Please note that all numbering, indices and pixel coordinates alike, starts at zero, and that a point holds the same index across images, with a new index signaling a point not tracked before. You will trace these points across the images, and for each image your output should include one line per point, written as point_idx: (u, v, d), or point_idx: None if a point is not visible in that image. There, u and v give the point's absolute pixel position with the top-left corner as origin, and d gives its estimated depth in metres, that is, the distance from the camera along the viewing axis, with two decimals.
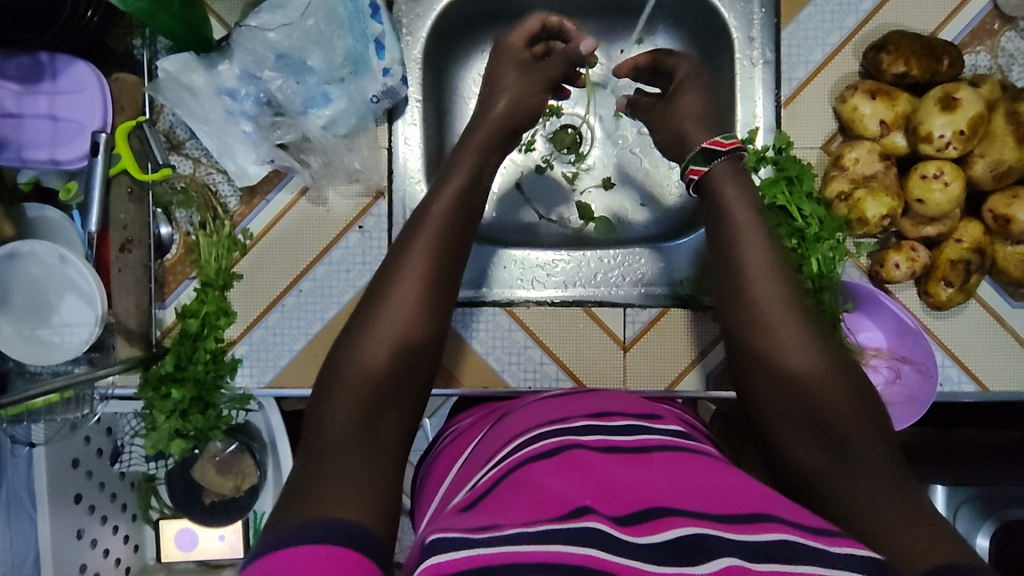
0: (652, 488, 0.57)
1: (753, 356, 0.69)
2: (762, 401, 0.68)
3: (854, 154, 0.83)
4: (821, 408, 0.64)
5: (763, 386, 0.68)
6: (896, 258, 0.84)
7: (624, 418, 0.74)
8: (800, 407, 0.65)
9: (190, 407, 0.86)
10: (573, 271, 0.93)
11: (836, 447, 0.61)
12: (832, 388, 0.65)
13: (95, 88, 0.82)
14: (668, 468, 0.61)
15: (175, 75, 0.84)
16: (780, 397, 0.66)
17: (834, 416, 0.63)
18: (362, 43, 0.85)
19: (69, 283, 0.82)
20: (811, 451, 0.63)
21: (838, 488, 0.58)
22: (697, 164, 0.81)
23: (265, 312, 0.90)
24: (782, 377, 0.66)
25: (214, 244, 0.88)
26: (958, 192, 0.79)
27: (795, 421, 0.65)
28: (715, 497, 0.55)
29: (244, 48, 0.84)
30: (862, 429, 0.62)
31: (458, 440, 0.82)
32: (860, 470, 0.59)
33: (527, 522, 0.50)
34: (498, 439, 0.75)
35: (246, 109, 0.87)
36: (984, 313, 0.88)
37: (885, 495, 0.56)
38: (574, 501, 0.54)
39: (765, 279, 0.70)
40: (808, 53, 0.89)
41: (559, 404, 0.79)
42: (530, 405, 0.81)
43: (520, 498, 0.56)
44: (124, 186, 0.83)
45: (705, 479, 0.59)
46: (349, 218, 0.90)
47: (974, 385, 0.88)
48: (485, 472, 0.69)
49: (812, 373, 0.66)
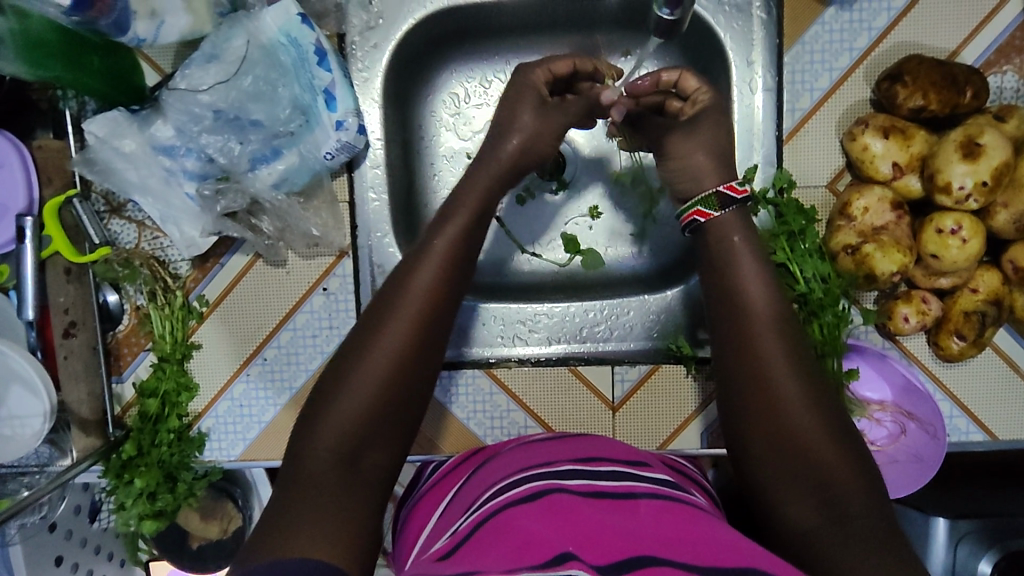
0: (641, 535, 0.53)
1: (749, 413, 0.61)
2: (759, 462, 0.59)
3: (863, 202, 0.75)
4: (821, 472, 0.56)
5: (754, 441, 0.60)
6: (905, 310, 0.77)
7: (612, 459, 0.68)
8: (795, 462, 0.57)
9: (157, 488, 0.81)
10: (556, 327, 0.86)
11: (829, 505, 0.54)
12: (836, 459, 0.56)
13: (16, 162, 0.74)
14: (658, 515, 0.57)
15: (106, 140, 0.75)
16: (777, 457, 0.58)
17: (834, 476, 0.55)
18: (310, 94, 0.76)
19: (14, 373, 0.75)
20: (808, 511, 0.55)
21: (835, 543, 0.52)
22: (706, 207, 0.69)
23: (230, 382, 0.85)
24: (780, 436, 0.58)
25: (167, 316, 0.81)
26: (976, 249, 0.72)
27: (792, 471, 0.57)
28: (706, 548, 0.52)
29: (176, 109, 0.74)
30: (862, 487, 0.55)
31: (439, 483, 0.76)
32: (853, 533, 0.52)
33: (508, 569, 0.48)
34: (482, 481, 0.69)
35: (187, 167, 0.77)
36: (999, 360, 0.82)
37: (869, 553, 0.50)
38: (558, 545, 0.51)
39: (765, 304, 0.64)
40: (814, 79, 0.79)
41: (549, 446, 0.72)
42: (515, 449, 0.74)
43: (504, 542, 0.53)
44: (60, 268, 0.76)
45: (693, 530, 0.55)
46: (312, 279, 0.83)
47: (983, 434, 0.84)
48: (465, 518, 0.62)
49: (815, 431, 0.58)
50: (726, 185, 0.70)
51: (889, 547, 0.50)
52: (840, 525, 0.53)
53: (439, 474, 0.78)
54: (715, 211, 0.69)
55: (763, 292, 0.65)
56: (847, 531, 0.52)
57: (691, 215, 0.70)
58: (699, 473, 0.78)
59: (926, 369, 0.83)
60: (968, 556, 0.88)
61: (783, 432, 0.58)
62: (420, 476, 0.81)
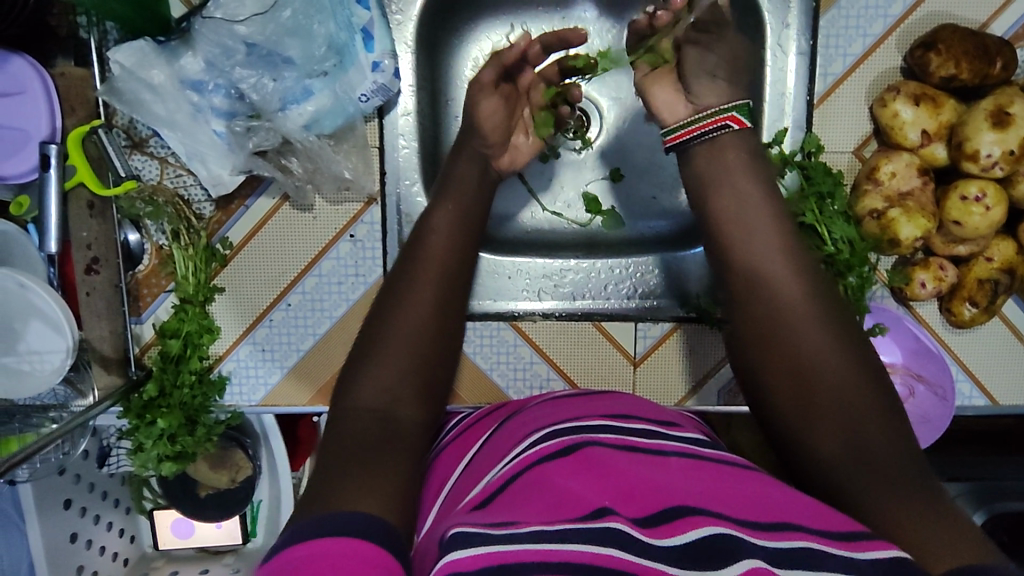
0: (674, 487, 0.50)
1: (764, 348, 0.60)
2: (772, 396, 0.58)
3: (891, 167, 0.76)
4: (839, 398, 0.55)
5: (765, 373, 0.59)
6: (923, 276, 0.80)
7: (639, 417, 0.64)
8: (805, 390, 0.56)
9: (178, 430, 0.81)
10: (583, 282, 0.87)
11: (853, 444, 0.53)
12: (851, 381, 0.55)
13: (39, 89, 0.71)
14: (690, 470, 0.53)
15: (132, 70, 0.73)
16: (789, 389, 0.57)
17: (852, 401, 0.55)
18: (347, 32, 0.74)
19: (34, 308, 0.73)
20: (830, 437, 0.54)
21: (870, 488, 0.50)
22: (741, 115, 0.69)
23: (251, 327, 0.84)
24: (794, 366, 0.57)
25: (190, 257, 0.80)
26: (998, 217, 0.74)
27: (807, 400, 0.56)
28: (740, 499, 0.49)
29: (209, 40, 0.72)
30: (883, 424, 0.54)
31: (461, 432, 0.71)
32: (883, 475, 0.51)
33: (547, 522, 0.45)
34: (511, 433, 0.63)
35: (215, 104, 0.75)
36: (1005, 330, 0.86)
37: (895, 488, 0.50)
38: (593, 501, 0.48)
39: (778, 261, 0.62)
40: (847, 45, 0.80)
41: (571, 402, 0.68)
42: (538, 404, 0.69)
43: (536, 494, 0.49)
44: (83, 201, 0.74)
45: (728, 483, 0.52)
46: (339, 226, 0.82)
47: (984, 399, 0.87)
48: (497, 467, 0.58)
49: (826, 359, 0.57)
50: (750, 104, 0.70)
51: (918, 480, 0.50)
52: (861, 458, 0.52)
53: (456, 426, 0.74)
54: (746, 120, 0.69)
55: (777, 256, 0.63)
56: (871, 465, 0.51)
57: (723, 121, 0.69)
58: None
59: (936, 335, 0.86)
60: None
61: (791, 363, 0.58)
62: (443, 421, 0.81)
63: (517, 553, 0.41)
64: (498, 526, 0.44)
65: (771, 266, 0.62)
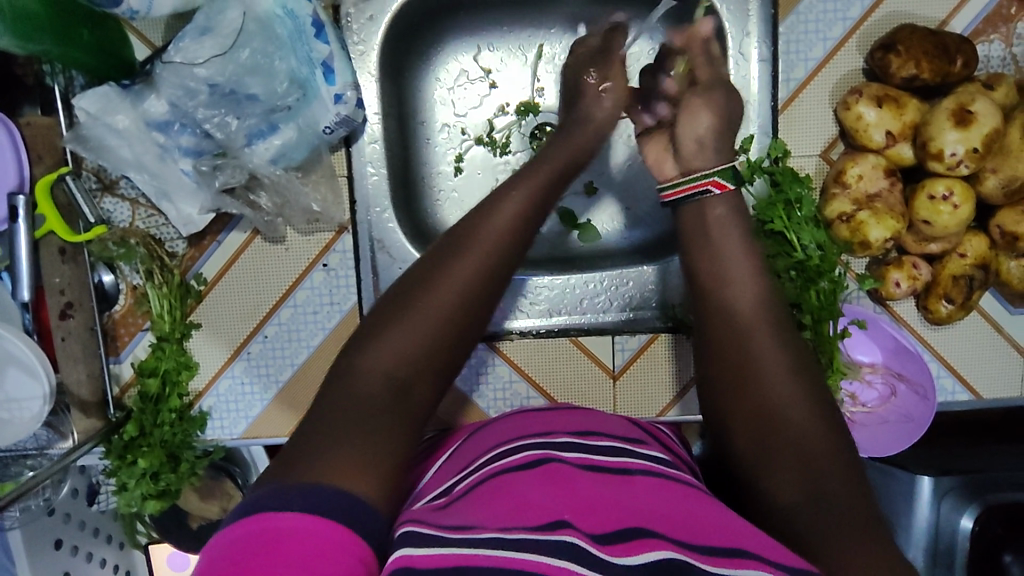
0: (636, 508, 0.50)
1: (734, 388, 0.59)
2: (739, 439, 0.57)
3: (857, 170, 0.76)
4: (800, 444, 0.53)
5: (732, 416, 0.58)
6: (896, 276, 0.80)
7: (608, 434, 0.63)
8: (767, 435, 0.55)
9: (161, 468, 0.81)
10: (559, 297, 0.86)
11: (811, 482, 0.51)
12: (812, 433, 0.54)
13: (5, 140, 0.71)
14: (654, 492, 0.53)
15: (97, 116, 0.73)
16: (754, 431, 0.56)
17: (811, 452, 0.53)
18: (308, 67, 0.74)
19: (9, 357, 0.74)
20: (789, 486, 0.52)
21: (824, 525, 0.48)
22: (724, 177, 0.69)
23: (230, 360, 0.84)
24: (760, 408, 0.57)
25: (165, 295, 0.80)
26: (967, 214, 0.74)
27: (767, 445, 0.55)
28: (700, 524, 0.49)
29: (170, 83, 0.72)
30: (846, 475, 0.51)
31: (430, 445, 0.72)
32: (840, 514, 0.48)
33: (506, 527, 0.44)
34: (479, 446, 0.64)
35: (182, 143, 0.76)
36: (984, 324, 0.85)
37: (854, 530, 0.47)
38: (555, 512, 0.47)
39: (751, 301, 0.63)
40: (808, 49, 0.80)
41: (545, 416, 0.68)
42: (509, 418, 0.68)
43: (498, 502, 0.49)
44: (54, 248, 0.74)
45: (688, 508, 0.52)
46: (311, 256, 0.82)
47: (968, 394, 0.87)
48: (462, 478, 0.58)
49: (792, 404, 0.56)
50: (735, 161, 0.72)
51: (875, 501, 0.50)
52: (820, 503, 0.49)
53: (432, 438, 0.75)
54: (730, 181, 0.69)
55: (746, 275, 0.65)
56: (829, 505, 0.49)
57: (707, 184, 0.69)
58: (675, 441, 0.77)
59: (915, 333, 0.86)
60: (951, 512, 0.91)
61: (756, 407, 0.57)
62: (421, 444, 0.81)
63: (465, 558, 0.40)
64: (456, 529, 0.43)
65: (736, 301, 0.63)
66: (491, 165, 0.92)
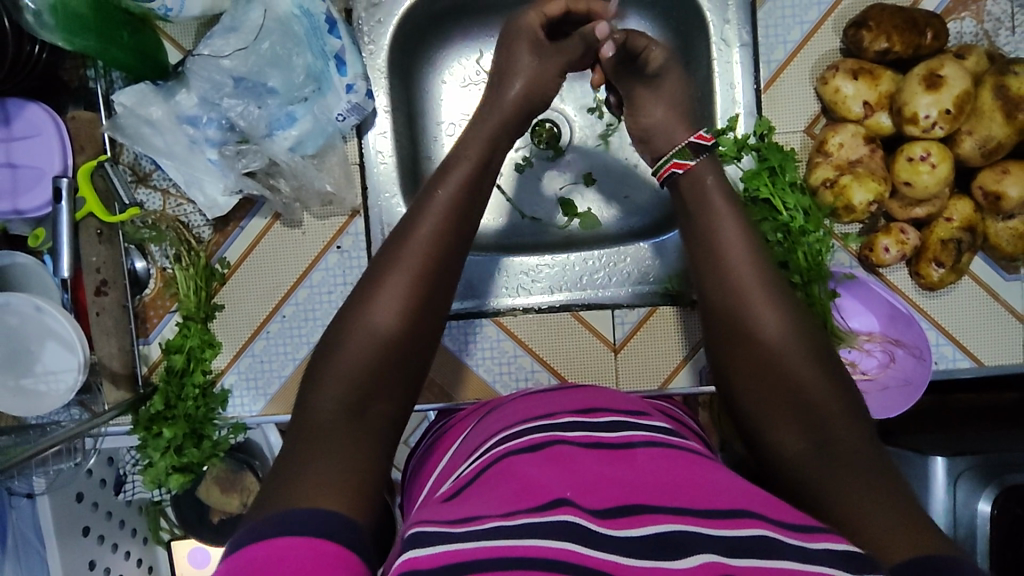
0: (636, 482, 0.50)
1: (734, 345, 0.63)
2: (746, 394, 0.61)
3: (838, 139, 0.80)
4: (804, 400, 0.58)
5: (738, 372, 0.62)
6: (885, 242, 0.82)
7: (612, 409, 0.64)
8: (777, 393, 0.59)
9: (184, 442, 0.86)
10: (558, 275, 0.90)
11: (816, 433, 0.56)
12: (817, 388, 0.58)
13: (52, 131, 0.79)
14: (657, 462, 0.54)
15: (133, 109, 0.81)
16: (761, 387, 0.60)
17: (815, 403, 0.57)
18: (323, 60, 0.81)
19: (48, 331, 0.80)
20: (795, 438, 0.56)
21: (826, 476, 0.52)
22: (682, 157, 0.74)
23: (251, 339, 0.89)
24: (764, 363, 0.60)
25: (191, 277, 0.86)
26: (946, 173, 0.77)
27: (773, 400, 0.59)
28: (700, 488, 0.49)
29: (200, 77, 0.80)
30: (847, 418, 0.56)
31: (445, 435, 0.76)
32: (843, 468, 0.52)
33: (507, 514, 0.46)
34: (489, 429, 0.66)
35: (209, 136, 0.83)
36: (978, 289, 0.86)
37: (858, 479, 0.51)
38: (555, 491, 0.49)
39: (749, 268, 0.65)
40: (786, 33, 0.85)
41: (553, 397, 0.69)
42: (516, 402, 0.70)
43: (502, 487, 0.50)
44: (93, 229, 0.81)
45: (692, 475, 0.52)
46: (326, 239, 0.88)
47: (970, 361, 0.87)
48: (470, 463, 0.60)
49: (796, 361, 0.60)
50: (696, 135, 0.76)
51: (874, 442, 0.56)
52: (824, 454, 0.54)
53: (449, 426, 0.79)
54: (689, 159, 0.74)
55: (744, 258, 0.66)
56: (836, 456, 0.53)
57: (669, 168, 0.75)
58: (686, 415, 0.78)
59: (910, 301, 0.87)
60: (968, 496, 0.80)
61: (764, 364, 0.61)
62: (437, 419, 0.84)
63: (469, 551, 0.42)
64: (460, 522, 0.45)
65: (731, 269, 0.66)
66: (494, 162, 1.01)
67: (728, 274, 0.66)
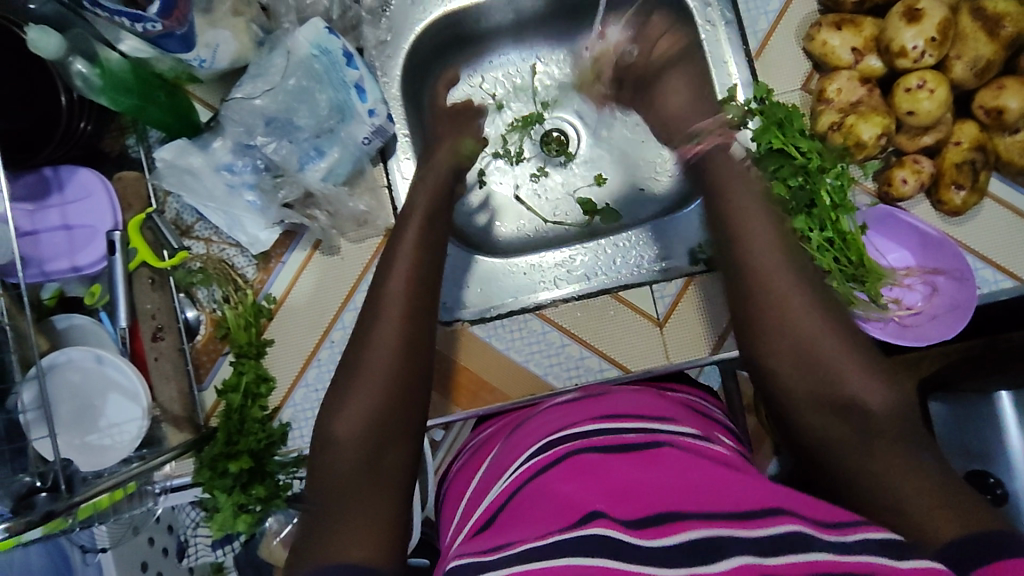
0: (664, 486, 0.50)
1: (769, 327, 0.61)
2: (789, 387, 0.59)
3: (836, 85, 0.84)
4: (844, 389, 0.57)
5: (769, 354, 0.61)
6: (902, 174, 0.84)
7: (634, 412, 0.65)
8: (816, 380, 0.58)
9: (249, 480, 0.85)
10: (592, 263, 0.93)
11: (854, 421, 0.56)
12: (860, 379, 0.57)
13: (102, 192, 0.84)
14: (682, 465, 0.53)
15: (174, 161, 0.87)
16: (803, 377, 0.59)
17: (856, 394, 0.57)
18: (343, 91, 0.87)
19: (110, 382, 0.82)
20: (834, 427, 0.57)
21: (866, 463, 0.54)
22: None
23: (303, 369, 0.90)
24: (805, 350, 0.59)
25: (241, 314, 0.88)
26: (945, 96, 0.81)
27: (816, 390, 0.58)
28: (730, 491, 0.48)
29: (234, 121, 0.87)
30: (888, 402, 0.57)
31: (475, 453, 0.78)
32: (886, 452, 0.54)
33: (542, 534, 0.45)
34: (520, 443, 0.67)
35: (246, 179, 0.89)
36: (1001, 208, 0.87)
37: (899, 462, 0.53)
38: (587, 504, 0.48)
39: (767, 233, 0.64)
40: (766, 4, 0.92)
41: (572, 405, 0.71)
42: (544, 411, 0.73)
43: (535, 507, 0.50)
44: (145, 277, 0.86)
45: (717, 476, 0.51)
46: (365, 260, 0.91)
47: (1012, 280, 0.87)
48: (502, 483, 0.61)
49: (830, 342, 0.59)
50: None
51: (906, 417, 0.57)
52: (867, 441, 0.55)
53: (481, 440, 0.81)
54: None
55: (764, 228, 0.64)
56: (876, 440, 0.55)
57: None
58: (716, 409, 0.78)
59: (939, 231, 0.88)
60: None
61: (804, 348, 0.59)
62: (464, 436, 0.87)
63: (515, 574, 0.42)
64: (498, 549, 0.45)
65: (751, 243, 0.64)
66: (509, 174, 1.06)
67: (747, 248, 0.64)
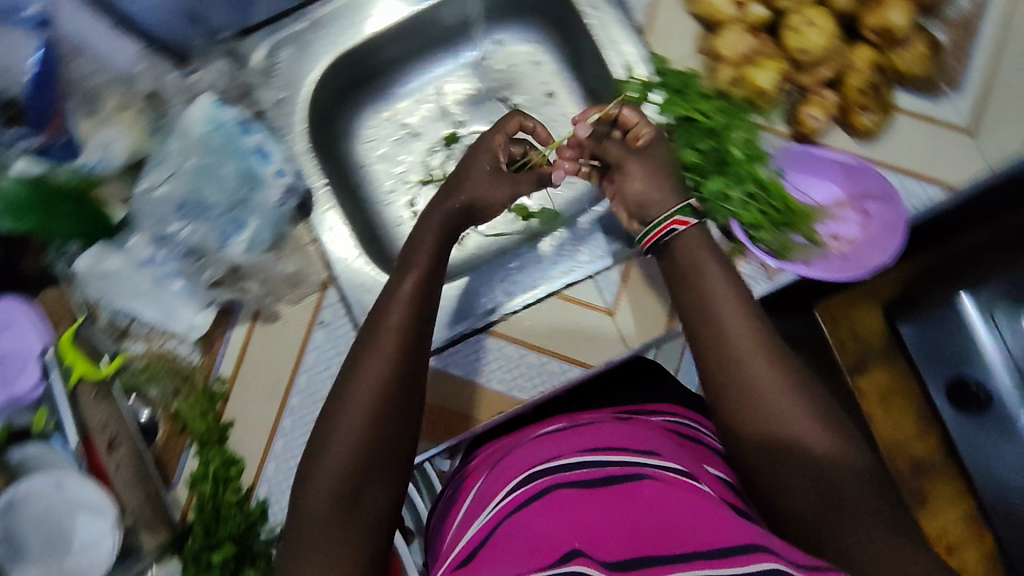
0: (644, 527, 0.51)
1: (740, 387, 0.60)
2: (759, 462, 0.59)
3: (724, 40, 0.84)
4: (811, 460, 0.57)
5: (737, 407, 0.60)
6: (810, 111, 0.84)
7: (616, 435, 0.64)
8: (788, 455, 0.58)
9: (237, 564, 0.83)
10: (531, 268, 0.92)
11: (823, 492, 0.56)
12: (827, 447, 0.57)
13: (25, 316, 0.83)
14: (663, 497, 0.54)
15: (92, 268, 0.86)
16: (776, 452, 0.58)
17: (825, 466, 0.57)
18: (246, 159, 0.91)
19: (75, 502, 0.79)
20: (800, 499, 0.57)
21: (835, 526, 0.55)
22: None
23: (270, 443, 0.88)
24: (772, 420, 0.58)
25: (195, 403, 0.86)
26: (830, 28, 0.82)
27: (785, 460, 0.58)
28: (705, 531, 0.50)
29: (146, 215, 0.89)
30: (855, 472, 0.57)
31: (460, 484, 0.78)
32: (849, 518, 0.55)
33: None
34: (502, 474, 0.66)
35: (170, 268, 0.89)
36: (917, 121, 0.86)
37: (862, 527, 0.54)
38: (563, 543, 0.50)
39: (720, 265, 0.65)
40: None
41: (564, 434, 0.69)
42: (529, 442, 0.71)
43: (508, 551, 0.52)
44: (89, 390, 0.85)
45: (696, 508, 0.53)
46: (307, 318, 0.90)
47: (941, 189, 0.85)
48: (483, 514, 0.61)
49: (802, 419, 0.58)
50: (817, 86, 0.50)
51: (877, 488, 0.57)
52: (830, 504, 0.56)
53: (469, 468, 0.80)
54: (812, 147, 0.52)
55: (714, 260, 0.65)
56: (837, 508, 0.55)
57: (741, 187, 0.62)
58: (704, 430, 0.78)
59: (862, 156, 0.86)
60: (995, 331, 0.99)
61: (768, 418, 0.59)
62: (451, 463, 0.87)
63: None
64: None
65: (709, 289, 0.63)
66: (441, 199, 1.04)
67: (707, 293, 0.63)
